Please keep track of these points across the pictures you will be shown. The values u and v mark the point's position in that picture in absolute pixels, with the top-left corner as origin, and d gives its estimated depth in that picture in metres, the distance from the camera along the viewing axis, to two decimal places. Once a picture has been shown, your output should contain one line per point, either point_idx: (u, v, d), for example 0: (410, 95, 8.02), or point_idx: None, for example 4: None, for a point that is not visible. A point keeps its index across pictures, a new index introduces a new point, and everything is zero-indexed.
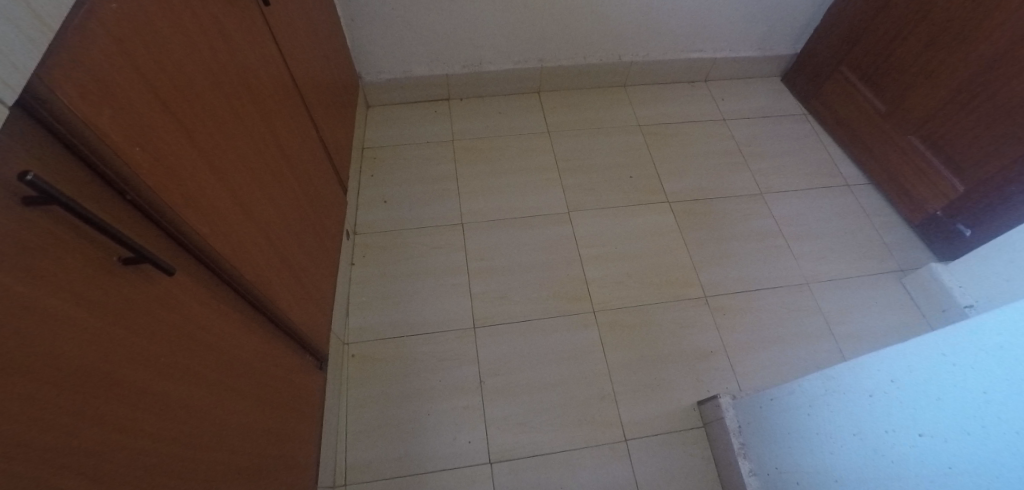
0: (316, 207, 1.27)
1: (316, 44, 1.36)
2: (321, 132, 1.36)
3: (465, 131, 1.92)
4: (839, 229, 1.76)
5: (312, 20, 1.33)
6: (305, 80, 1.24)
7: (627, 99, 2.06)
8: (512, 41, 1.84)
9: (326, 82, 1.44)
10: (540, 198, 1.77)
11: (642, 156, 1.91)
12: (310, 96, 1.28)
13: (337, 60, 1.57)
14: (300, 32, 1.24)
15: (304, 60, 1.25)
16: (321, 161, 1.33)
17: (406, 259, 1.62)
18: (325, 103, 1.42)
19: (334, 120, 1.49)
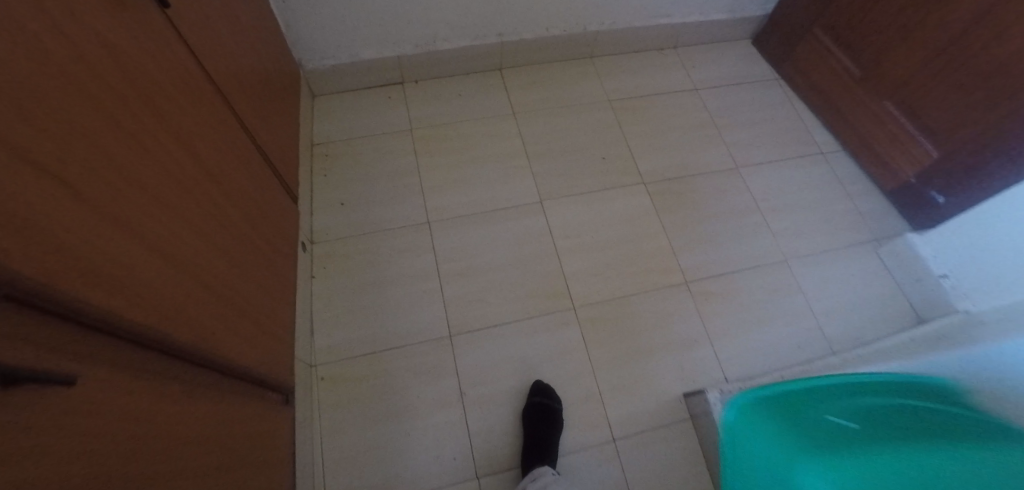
0: (265, 226, 1.14)
1: (240, 35, 1.17)
2: (260, 138, 1.20)
3: (425, 117, 1.75)
4: (815, 201, 1.76)
5: (230, 7, 1.14)
6: (231, 81, 1.08)
7: (596, 71, 1.93)
8: (469, 16, 1.67)
9: (258, 78, 1.26)
10: (512, 188, 1.65)
11: (615, 135, 1.80)
12: (240, 99, 1.11)
13: (269, 49, 1.38)
14: (218, 24, 1.06)
15: (226, 58, 1.07)
16: (264, 172, 1.19)
17: (373, 266, 1.49)
18: (260, 103, 1.24)
19: (273, 120, 1.32)
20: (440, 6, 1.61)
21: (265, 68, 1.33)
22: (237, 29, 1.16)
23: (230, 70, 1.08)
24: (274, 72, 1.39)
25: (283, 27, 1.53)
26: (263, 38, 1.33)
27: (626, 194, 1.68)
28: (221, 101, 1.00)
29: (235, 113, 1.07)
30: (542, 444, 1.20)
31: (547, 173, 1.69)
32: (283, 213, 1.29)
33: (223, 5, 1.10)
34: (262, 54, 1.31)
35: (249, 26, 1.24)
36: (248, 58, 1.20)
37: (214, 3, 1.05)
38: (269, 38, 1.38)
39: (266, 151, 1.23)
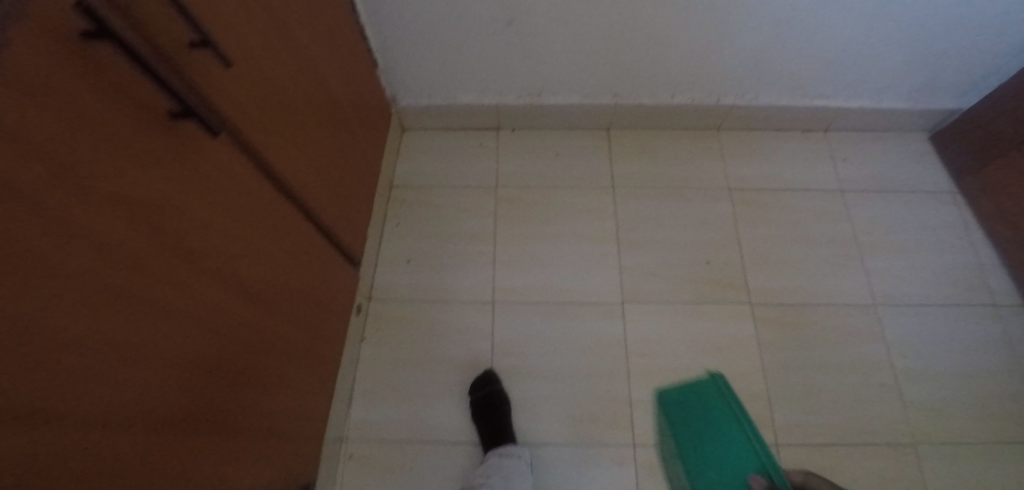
0: (313, 307, 1.06)
1: (323, 94, 1.07)
2: (327, 206, 1.11)
3: (512, 175, 1.58)
4: (976, 372, 1.34)
5: (317, 64, 1.03)
6: (303, 153, 0.98)
7: (720, 149, 1.62)
8: (583, 73, 1.45)
9: (338, 135, 1.16)
10: (591, 280, 1.44)
11: (727, 236, 1.50)
12: (311, 170, 1.02)
13: (358, 95, 1.27)
14: (298, 90, 0.95)
15: (302, 127, 0.97)
16: (325, 244, 1.10)
17: (426, 341, 1.39)
18: (336, 163, 1.15)
19: (349, 177, 1.23)
20: (549, 59, 1.40)
21: (349, 119, 1.22)
22: (321, 88, 1.05)
23: (304, 140, 0.98)
24: (360, 119, 1.29)
25: (379, 66, 1.42)
26: (351, 86, 1.23)
27: (729, 314, 1.41)
28: (286, 184, 0.91)
29: (301, 190, 0.97)
30: None
31: (635, 271, 1.45)
32: (341, 280, 1.21)
33: (310, 65, 1.00)
34: (348, 105, 1.21)
35: (335, 77, 1.13)
36: (329, 116, 1.10)
37: (298, 66, 0.94)
38: (359, 83, 1.28)
39: (332, 217, 1.14)
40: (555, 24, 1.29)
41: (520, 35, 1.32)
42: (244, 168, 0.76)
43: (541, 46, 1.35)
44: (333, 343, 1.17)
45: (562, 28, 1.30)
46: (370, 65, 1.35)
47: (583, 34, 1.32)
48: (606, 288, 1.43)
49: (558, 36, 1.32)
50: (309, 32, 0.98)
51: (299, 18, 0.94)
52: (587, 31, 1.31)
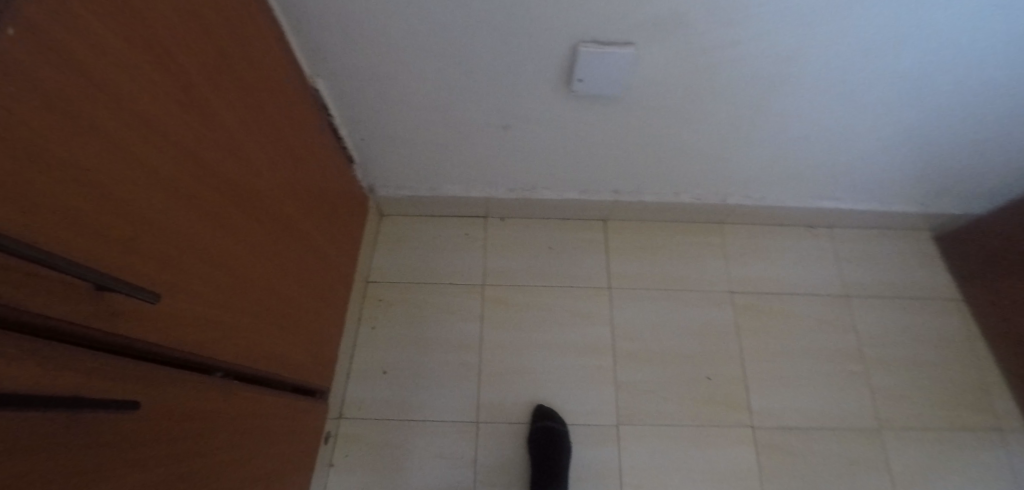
0: (270, 480, 0.90)
1: (285, 229, 0.92)
2: (287, 353, 0.96)
3: (499, 270, 1.46)
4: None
5: (277, 201, 0.89)
6: (255, 313, 0.83)
7: (723, 248, 1.52)
8: (582, 172, 1.33)
9: (303, 265, 1.01)
10: (584, 400, 1.30)
11: (728, 347, 1.38)
12: (265, 325, 0.87)
13: (329, 206, 1.13)
14: (252, 245, 0.81)
15: (256, 284, 0.83)
16: (285, 399, 0.95)
17: (400, 470, 1.21)
18: (298, 298, 1.00)
19: (314, 303, 1.08)
20: (547, 160, 1.28)
21: (317, 238, 1.08)
22: (282, 225, 0.91)
23: (258, 297, 0.84)
24: (331, 231, 1.15)
25: (355, 160, 1.29)
26: (320, 200, 1.09)
27: (732, 438, 1.27)
28: (230, 363, 0.76)
29: (252, 357, 0.82)
30: None
31: (631, 387, 1.31)
32: (309, 421, 1.06)
33: (267, 208, 0.85)
34: (316, 224, 1.06)
35: (301, 201, 0.99)
36: (292, 250, 0.96)
37: (253, 218, 0.80)
38: (330, 192, 1.14)
39: (293, 361, 0.99)
40: (555, 131, 1.17)
41: (518, 139, 1.20)
42: (173, 385, 0.62)
43: (538, 148, 1.23)
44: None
45: (563, 135, 1.18)
46: (344, 165, 1.22)
47: (586, 140, 1.21)
48: (600, 411, 1.29)
49: (557, 141, 1.21)
50: (268, 170, 0.84)
51: (254, 163, 0.80)
52: (591, 136, 1.19)
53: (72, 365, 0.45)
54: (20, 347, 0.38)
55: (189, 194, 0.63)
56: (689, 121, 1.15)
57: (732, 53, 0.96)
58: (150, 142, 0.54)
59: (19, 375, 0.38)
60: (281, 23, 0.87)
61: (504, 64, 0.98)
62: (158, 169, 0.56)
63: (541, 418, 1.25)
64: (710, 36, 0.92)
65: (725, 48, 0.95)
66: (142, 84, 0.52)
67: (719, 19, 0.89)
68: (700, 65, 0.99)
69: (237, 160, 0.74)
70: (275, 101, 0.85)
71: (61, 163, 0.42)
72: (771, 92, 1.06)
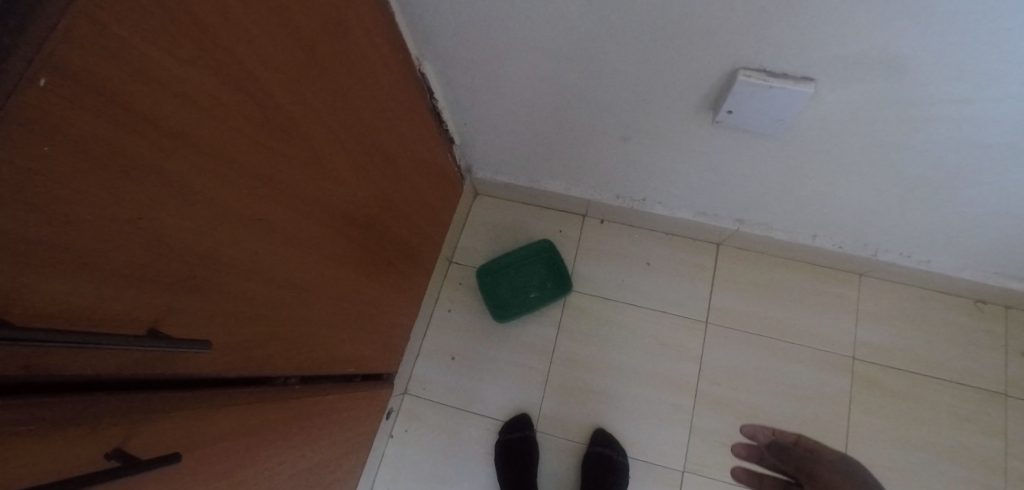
0: (327, 465, 0.93)
1: (363, 232, 0.87)
2: (352, 349, 0.95)
3: (587, 277, 1.36)
4: None
5: (360, 204, 0.83)
6: (324, 319, 0.81)
7: (857, 307, 1.28)
8: (699, 197, 1.18)
9: (378, 263, 0.97)
10: (652, 442, 1.19)
11: (836, 423, 1.17)
12: (334, 328, 0.85)
13: (413, 198, 1.07)
14: (328, 255, 0.77)
15: (327, 291, 0.79)
16: (349, 393, 0.95)
17: (451, 457, 1.24)
18: (370, 296, 0.97)
19: (386, 297, 1.05)
20: (665, 178, 1.14)
21: (395, 234, 1.02)
22: (362, 227, 0.86)
23: (328, 303, 0.81)
24: (410, 223, 1.09)
25: (456, 142, 1.23)
26: (405, 193, 1.02)
27: None
28: (292, 370, 0.75)
29: (315, 360, 0.81)
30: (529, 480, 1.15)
31: (709, 438, 1.18)
32: (372, 403, 1.09)
33: (349, 215, 0.80)
34: (397, 218, 1.01)
35: (384, 199, 0.92)
36: (368, 251, 0.91)
37: (332, 226, 0.75)
38: (417, 183, 1.06)
39: (358, 355, 0.98)
40: (682, 154, 1.02)
41: (637, 152, 1.06)
42: (239, 407, 0.60)
43: (656, 164, 1.09)
44: (347, 470, 1.05)
45: (688, 156, 1.02)
46: (442, 149, 1.18)
47: (716, 167, 1.04)
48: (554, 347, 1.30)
49: (678, 162, 1.06)
50: (354, 174, 0.78)
51: (341, 168, 0.73)
52: (726, 166, 1.02)
53: (121, 420, 0.42)
54: (59, 425, 0.36)
55: (266, 217, 0.58)
56: (856, 170, 0.92)
57: (944, 111, 0.72)
58: (227, 171, 0.48)
59: (45, 454, 0.35)
60: (390, 6, 0.80)
61: (638, 79, 0.84)
62: (234, 199, 0.50)
63: (596, 443, 1.18)
64: (920, 90, 0.69)
65: (934, 105, 0.72)
66: (225, 109, 0.45)
67: (940, 73, 0.65)
68: (894, 112, 0.75)
69: (322, 170, 0.68)
70: (369, 96, 0.77)
71: (113, 219, 0.36)
72: (989, 160, 0.80)
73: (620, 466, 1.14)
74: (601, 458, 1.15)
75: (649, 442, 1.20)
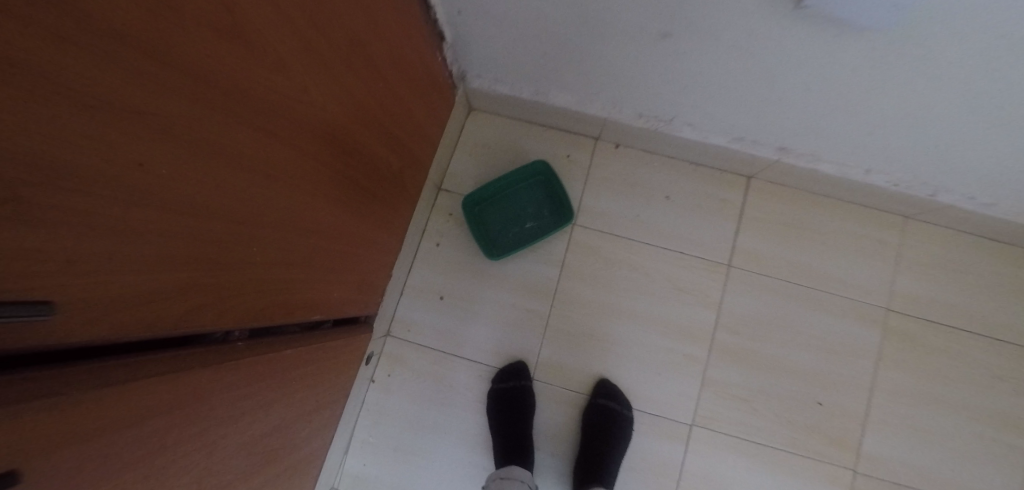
0: (300, 424, 0.80)
1: (324, 148, 0.64)
2: (318, 293, 0.77)
3: (597, 211, 1.18)
4: None
5: (316, 109, 0.59)
6: (276, 264, 0.60)
7: (897, 252, 1.14)
8: (742, 119, 0.97)
9: (346, 190, 0.76)
10: (659, 392, 1.11)
11: (860, 377, 1.11)
12: (292, 273, 0.66)
13: (390, 106, 0.83)
14: (274, 180, 0.54)
15: (280, 230, 0.58)
16: (319, 343, 0.79)
17: (441, 405, 1.14)
18: (337, 230, 0.77)
19: (360, 229, 0.86)
20: (706, 94, 0.92)
21: (368, 152, 0.79)
22: (320, 142, 0.63)
23: (282, 243, 0.60)
24: (386, 139, 0.85)
25: (447, 38, 0.98)
26: (379, 98, 0.77)
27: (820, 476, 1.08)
28: (237, 326, 0.58)
29: (268, 313, 0.63)
30: (524, 438, 1.08)
31: (722, 389, 1.11)
32: (349, 351, 0.95)
33: (300, 123, 0.56)
34: (369, 131, 0.77)
35: (350, 103, 0.68)
36: (331, 173, 0.69)
37: (277, 140, 0.52)
38: (394, 85, 0.81)
39: (326, 299, 0.81)
40: (739, 60, 0.80)
41: (681, 59, 0.84)
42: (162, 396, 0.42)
43: (699, 73, 0.86)
44: (325, 423, 0.94)
45: (746, 63, 0.80)
46: (429, 45, 0.92)
47: (776, 80, 0.83)
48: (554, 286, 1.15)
49: (728, 71, 0.84)
50: (304, 61, 0.53)
51: (281, 48, 0.48)
52: (791, 79, 0.81)
53: None
54: None
55: (174, 118, 0.36)
56: (968, 88, 0.71)
57: None
58: (59, 22, 0.24)
59: None
60: None
61: None
62: (88, 84, 0.27)
63: (600, 394, 1.09)
64: None
65: None
66: None
67: None
68: None
69: (250, 47, 0.43)
70: None
71: None
72: None
73: (623, 420, 1.07)
74: (606, 411, 1.07)
75: (656, 392, 1.11)
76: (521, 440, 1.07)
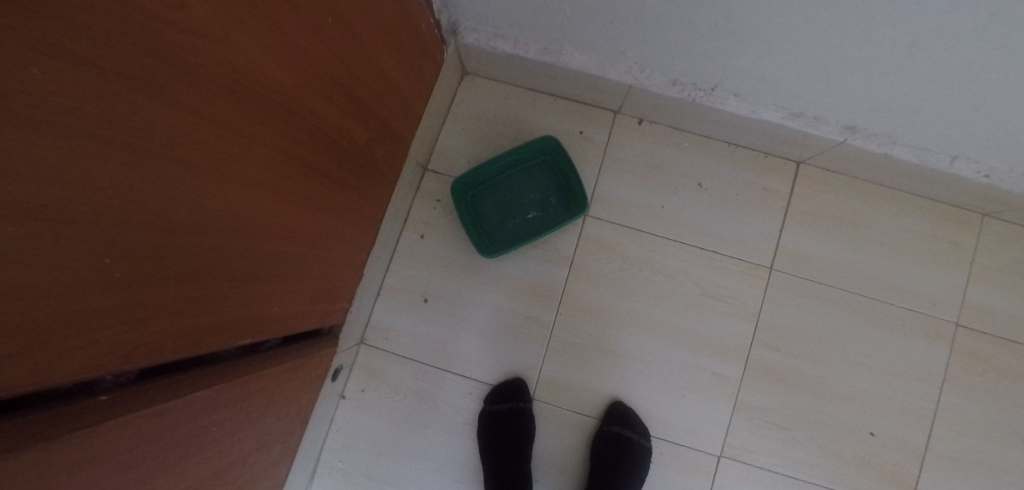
0: (236, 474, 0.62)
1: (228, 103, 0.42)
2: (248, 309, 0.56)
3: (614, 200, 0.98)
4: None
5: (202, 36, 0.36)
6: (147, 280, 0.39)
7: (971, 256, 0.95)
8: (807, 88, 0.76)
9: (282, 168, 0.54)
10: (682, 417, 0.94)
11: (921, 405, 0.93)
12: (185, 289, 0.44)
13: (349, 55, 0.61)
14: (124, 151, 0.32)
15: (146, 227, 0.37)
16: (254, 374, 0.59)
17: (423, 427, 0.96)
18: (274, 224, 0.55)
19: (314, 222, 0.64)
20: (766, 53, 0.71)
21: (316, 116, 0.57)
22: (220, 92, 0.40)
23: (156, 246, 0.39)
24: (345, 100, 0.63)
25: None
26: (326, 39, 0.55)
27: None
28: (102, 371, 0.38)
29: (145, 349, 0.42)
30: (521, 469, 0.91)
31: (757, 416, 0.93)
32: (307, 373, 0.75)
33: (167, 54, 0.34)
34: (318, 88, 0.56)
35: (271, 36, 0.45)
36: (250, 143, 0.47)
37: (120, 81, 0.30)
38: (349, 24, 0.59)
39: (267, 315, 0.61)
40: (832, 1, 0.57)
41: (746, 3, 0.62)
42: None
43: (767, 21, 0.64)
44: (277, 460, 0.76)
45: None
46: None
47: (869, 33, 0.61)
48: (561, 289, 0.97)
49: (809, 16, 0.61)
50: None
51: None
52: (898, 26, 0.58)
53: None
54: None
55: None
56: None
57: None
58: None
59: None
60: None
61: None
62: None
63: (613, 421, 0.92)
64: None
65: None
66: None
67: None
68: None
69: None
70: None
71: None
72: None
73: (639, 451, 0.91)
74: (620, 442, 0.90)
75: (678, 418, 0.94)
76: (519, 472, 0.91)
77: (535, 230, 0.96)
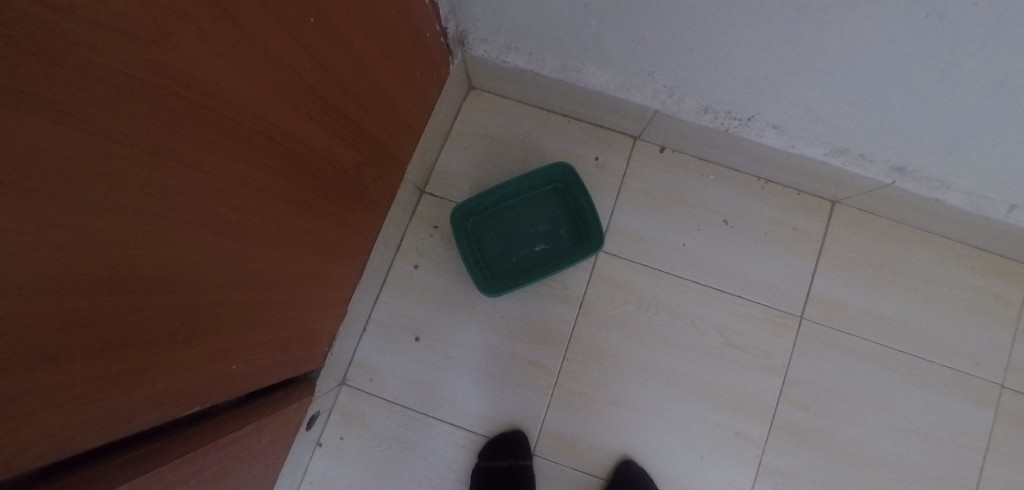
0: None
1: (170, 120, 0.32)
2: (195, 374, 0.45)
3: (630, 235, 0.89)
4: None
5: (134, 34, 0.27)
6: (49, 363, 0.28)
7: (1019, 312, 0.86)
8: (861, 123, 0.67)
9: (242, 199, 0.43)
10: (700, 480, 0.84)
11: (963, 476, 0.83)
12: (107, 363, 0.33)
13: (335, 64, 0.51)
14: (10, 198, 0.22)
15: (44, 296, 0.26)
16: (204, 448, 0.48)
17: (408, 483, 0.85)
18: (229, 269, 0.45)
19: (284, 262, 0.54)
20: (822, 82, 0.61)
21: (289, 138, 0.47)
22: (158, 107, 0.30)
23: (62, 315, 0.28)
24: (330, 119, 0.54)
25: None
26: (307, 45, 0.45)
27: None
28: None
29: (49, 448, 0.31)
30: None
31: (783, 482, 0.83)
32: (273, 431, 0.64)
33: (88, 58, 0.24)
34: (293, 104, 0.46)
35: (233, 38, 0.36)
36: (200, 172, 0.37)
37: (20, 102, 0.21)
38: (339, 29, 0.50)
39: (221, 376, 0.49)
40: (917, 28, 0.48)
41: (810, 26, 0.53)
42: None
43: (830, 48, 0.55)
44: None
45: (934, 26, 0.47)
46: None
47: (951, 66, 0.52)
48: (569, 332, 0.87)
49: (884, 45, 0.52)
50: None
51: None
52: (994, 59, 0.49)
53: None
54: None
55: None
56: None
57: None
58: None
59: None
60: None
61: None
62: None
63: (622, 483, 0.80)
64: None
65: None
66: None
67: None
68: None
69: None
70: None
71: None
72: None
73: None
74: None
75: (695, 483, 0.84)
76: None
77: (543, 265, 0.87)
